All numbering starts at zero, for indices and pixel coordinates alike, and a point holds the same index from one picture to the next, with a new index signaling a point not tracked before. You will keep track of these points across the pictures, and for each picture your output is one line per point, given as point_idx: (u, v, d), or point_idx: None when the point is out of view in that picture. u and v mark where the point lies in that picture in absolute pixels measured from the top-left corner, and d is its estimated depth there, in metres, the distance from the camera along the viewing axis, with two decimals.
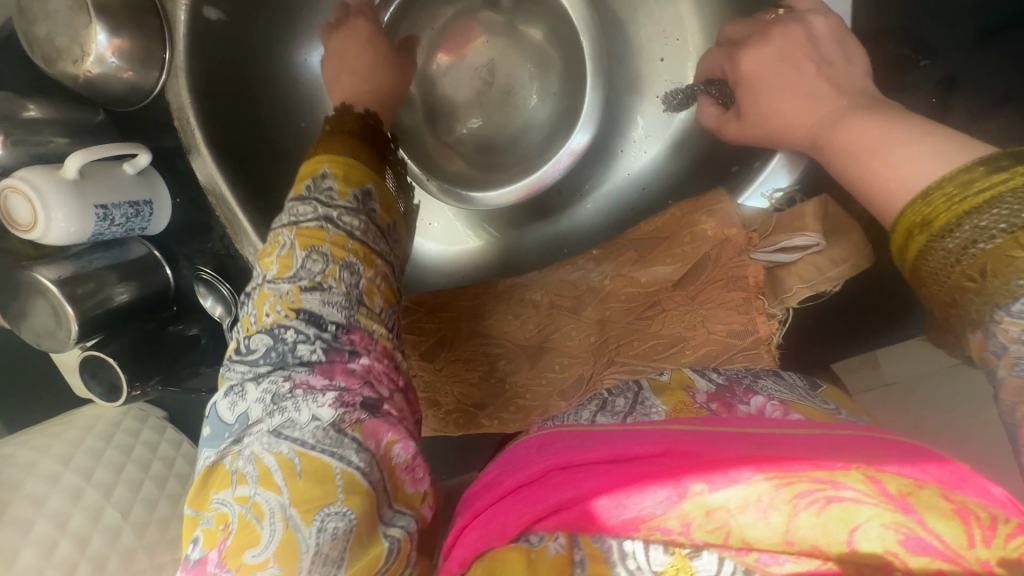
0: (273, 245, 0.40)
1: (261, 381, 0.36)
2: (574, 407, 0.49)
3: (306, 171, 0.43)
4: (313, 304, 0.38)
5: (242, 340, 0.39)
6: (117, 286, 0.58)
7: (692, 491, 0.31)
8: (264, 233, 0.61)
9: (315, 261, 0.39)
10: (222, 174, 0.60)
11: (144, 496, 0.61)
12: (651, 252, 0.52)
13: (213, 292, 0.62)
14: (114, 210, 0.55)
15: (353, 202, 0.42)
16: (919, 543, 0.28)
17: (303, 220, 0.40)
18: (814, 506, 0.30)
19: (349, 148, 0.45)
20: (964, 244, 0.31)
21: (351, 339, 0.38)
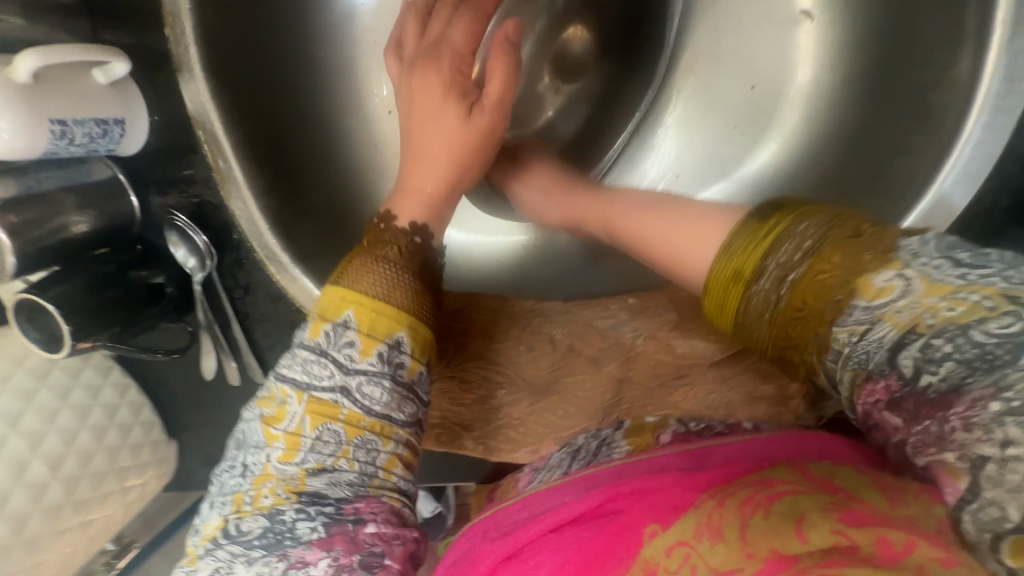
0: (280, 415, 0.37)
1: (252, 564, 0.34)
2: (554, 457, 0.47)
3: (334, 307, 0.38)
4: (316, 487, 0.35)
5: (231, 523, 0.35)
6: (75, 215, 0.49)
7: (648, 536, 0.30)
8: (257, 186, 0.52)
9: (327, 440, 0.36)
10: (216, 106, 0.49)
11: (78, 449, 0.58)
12: (691, 320, 0.49)
13: (186, 242, 0.54)
14: (74, 127, 0.45)
15: (376, 368, 0.37)
16: (856, 516, 0.26)
17: (319, 389, 0.37)
18: (758, 513, 0.28)
19: (393, 280, 0.40)
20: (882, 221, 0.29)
21: (357, 507, 0.35)
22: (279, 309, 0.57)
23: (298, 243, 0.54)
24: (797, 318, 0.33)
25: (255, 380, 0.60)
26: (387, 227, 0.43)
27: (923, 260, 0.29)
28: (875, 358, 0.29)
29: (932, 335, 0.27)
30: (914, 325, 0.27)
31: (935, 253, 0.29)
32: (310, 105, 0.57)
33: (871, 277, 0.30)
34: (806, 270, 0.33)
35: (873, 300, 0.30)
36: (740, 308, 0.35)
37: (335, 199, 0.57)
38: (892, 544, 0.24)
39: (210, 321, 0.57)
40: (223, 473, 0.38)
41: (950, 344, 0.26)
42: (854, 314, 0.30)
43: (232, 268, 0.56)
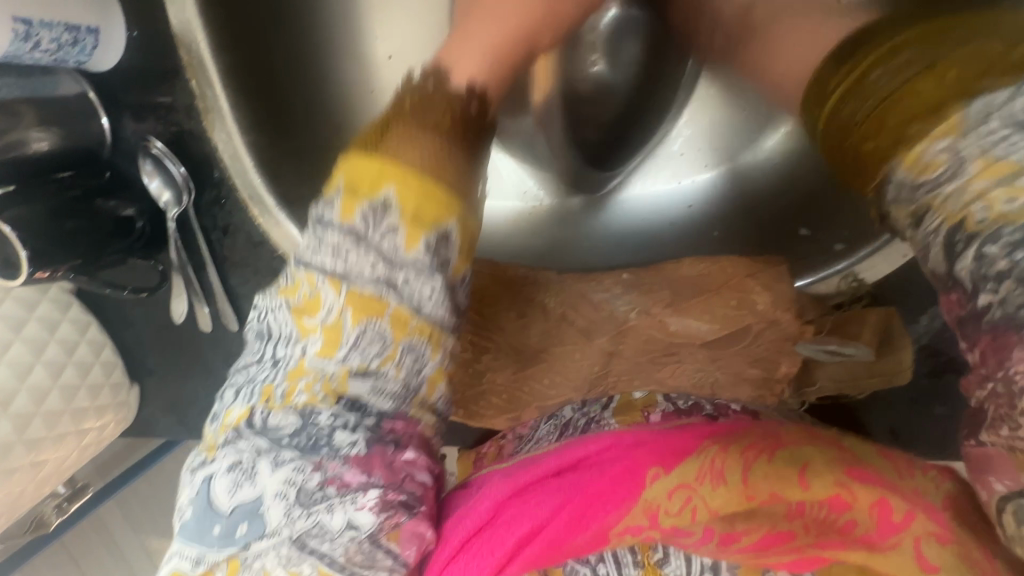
0: (314, 305, 0.33)
1: (281, 466, 0.31)
2: (540, 428, 0.47)
3: (370, 180, 0.34)
4: (360, 389, 0.33)
5: (258, 414, 0.33)
6: (35, 130, 0.45)
7: (649, 479, 0.32)
8: (243, 120, 0.48)
9: (370, 340, 0.33)
10: (201, 24, 0.44)
11: (32, 385, 0.54)
12: (687, 299, 0.47)
13: (162, 173, 0.51)
14: (41, 30, 0.40)
15: (422, 260, 0.33)
16: (862, 474, 0.31)
17: (361, 281, 0.33)
18: (755, 462, 0.32)
19: (436, 153, 0.35)
20: (896, 79, 0.29)
21: (395, 426, 0.33)
22: (260, 255, 0.54)
23: (285, 186, 0.51)
24: (867, 146, 0.29)
25: (229, 328, 0.58)
26: (438, 87, 0.39)
27: (992, 131, 0.25)
28: (933, 250, 0.25)
29: (987, 237, 0.23)
30: (963, 220, 0.24)
31: (1016, 124, 0.24)
32: (305, 39, 0.53)
33: (923, 145, 0.26)
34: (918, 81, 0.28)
35: (920, 173, 0.26)
36: (839, 106, 0.31)
37: (325, 143, 0.54)
38: (859, 528, 0.31)
39: (183, 261, 0.54)
40: (247, 367, 0.35)
41: (1010, 259, 0.22)
42: (923, 160, 0.27)
43: (211, 207, 0.53)
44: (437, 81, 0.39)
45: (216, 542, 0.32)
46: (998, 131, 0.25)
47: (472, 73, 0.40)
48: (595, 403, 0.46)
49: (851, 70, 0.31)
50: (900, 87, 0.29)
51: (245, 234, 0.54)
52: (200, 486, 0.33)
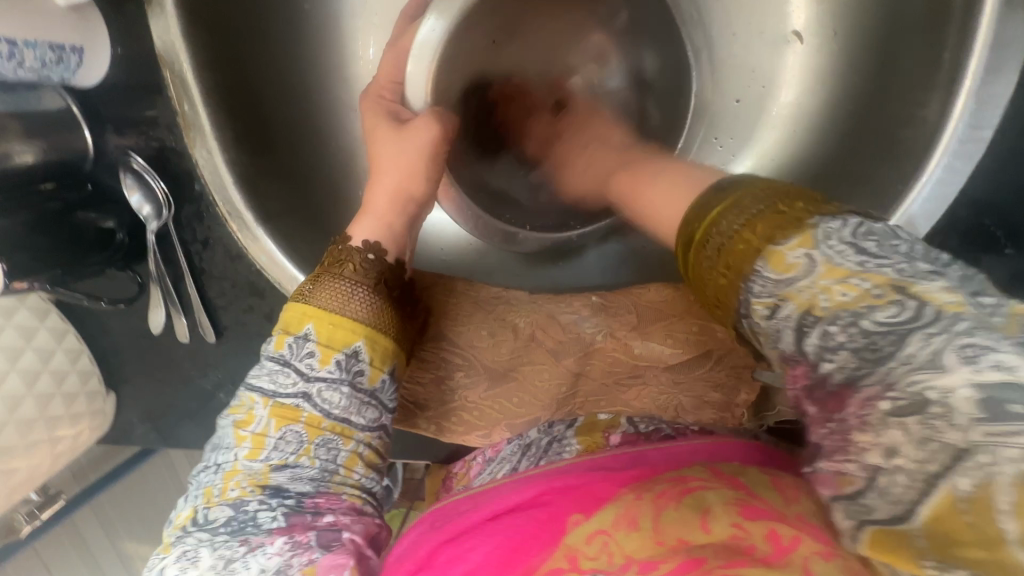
0: (245, 418, 0.36)
1: (216, 548, 0.32)
2: (506, 449, 0.49)
3: (293, 319, 0.37)
4: (280, 480, 0.34)
5: (201, 512, 0.34)
6: (20, 144, 0.45)
7: (570, 524, 0.31)
8: (223, 136, 0.50)
9: (287, 444, 0.35)
10: (185, 46, 0.46)
11: (7, 392, 0.55)
12: (650, 322, 0.48)
13: (142, 188, 0.51)
14: (25, 49, 0.41)
15: (335, 376, 0.36)
16: (752, 510, 0.28)
17: (280, 394, 0.36)
18: (670, 504, 0.30)
19: (349, 295, 0.38)
20: (718, 244, 0.31)
21: (317, 501, 0.34)
22: (238, 269, 0.55)
23: (263, 201, 0.52)
24: (732, 253, 0.30)
25: (206, 339, 0.58)
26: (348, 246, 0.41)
27: (832, 243, 0.27)
28: (784, 338, 0.27)
29: (828, 320, 0.25)
30: (811, 305, 0.26)
31: (850, 230, 0.27)
32: (287, 58, 0.54)
33: (783, 249, 0.28)
34: (745, 234, 0.30)
35: (779, 270, 0.28)
36: (697, 264, 0.32)
37: (306, 163, 0.55)
38: (779, 538, 0.26)
39: (162, 274, 0.55)
40: (196, 470, 0.37)
41: (865, 336, 0.24)
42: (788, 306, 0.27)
43: (191, 221, 0.54)
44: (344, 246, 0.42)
45: None
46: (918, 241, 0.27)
47: (368, 235, 0.43)
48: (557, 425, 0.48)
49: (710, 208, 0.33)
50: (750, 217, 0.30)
51: (223, 248, 0.54)
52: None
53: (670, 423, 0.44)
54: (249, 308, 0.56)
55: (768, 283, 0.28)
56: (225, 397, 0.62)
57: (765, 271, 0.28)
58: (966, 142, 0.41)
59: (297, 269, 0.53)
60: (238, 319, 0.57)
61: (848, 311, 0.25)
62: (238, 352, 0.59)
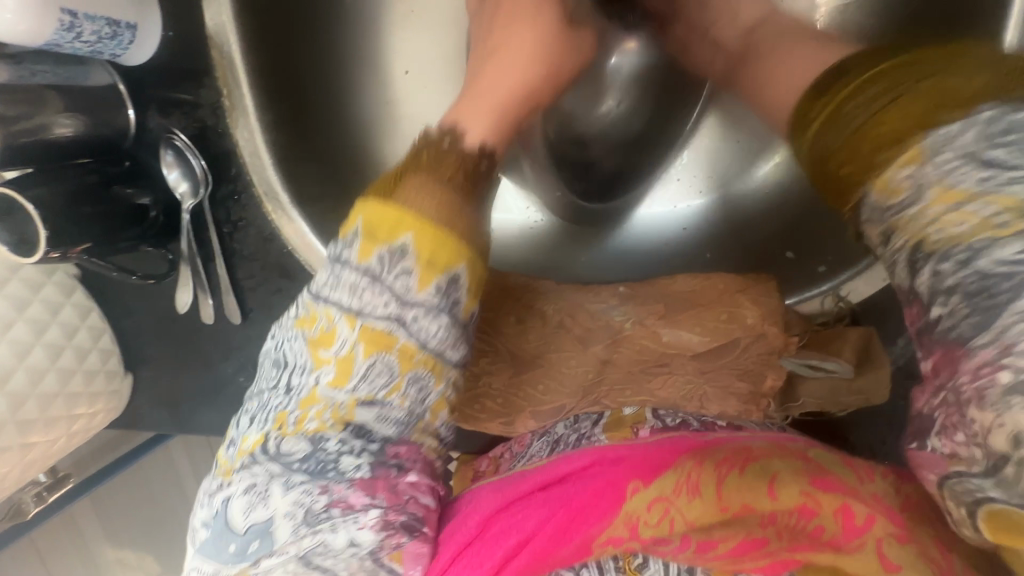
0: (330, 338, 0.36)
1: (291, 488, 0.35)
2: (534, 444, 0.50)
3: (387, 226, 0.36)
4: (365, 416, 0.36)
5: (273, 438, 0.36)
6: (61, 116, 0.46)
7: (631, 491, 0.35)
8: (266, 119, 0.51)
9: (380, 374, 0.36)
10: (235, 28, 0.48)
11: (30, 364, 0.54)
12: (679, 312, 0.49)
13: (181, 164, 0.52)
14: (84, 22, 0.43)
15: (433, 301, 0.36)
16: (826, 482, 0.34)
17: (374, 317, 0.36)
18: (734, 472, 0.35)
19: (447, 206, 0.37)
20: (875, 101, 0.32)
21: (398, 451, 0.36)
22: (269, 251, 0.55)
23: (300, 184, 0.53)
24: (877, 127, 0.31)
25: (232, 321, 0.59)
26: (453, 147, 0.40)
27: (948, 156, 0.28)
28: (901, 266, 0.30)
29: (941, 254, 0.27)
30: (926, 237, 0.28)
31: (978, 130, 0.28)
32: (327, 49, 0.55)
33: (892, 171, 0.30)
34: (913, 100, 0.31)
35: (884, 192, 0.30)
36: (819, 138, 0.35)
37: (343, 149, 0.56)
38: (854, 516, 0.32)
39: (193, 253, 0.55)
40: (261, 394, 0.39)
41: (958, 274, 0.27)
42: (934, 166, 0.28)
43: (225, 201, 0.54)
44: (461, 146, 0.41)
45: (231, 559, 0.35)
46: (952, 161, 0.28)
47: (483, 133, 0.42)
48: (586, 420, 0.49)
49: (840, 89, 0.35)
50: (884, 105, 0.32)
51: (254, 231, 0.55)
52: (217, 510, 0.36)
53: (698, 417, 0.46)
54: (277, 291, 0.57)
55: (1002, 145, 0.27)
56: (246, 381, 0.62)
57: (929, 144, 0.29)
58: None
59: (329, 252, 0.54)
60: (266, 302, 0.57)
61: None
62: (262, 335, 0.59)
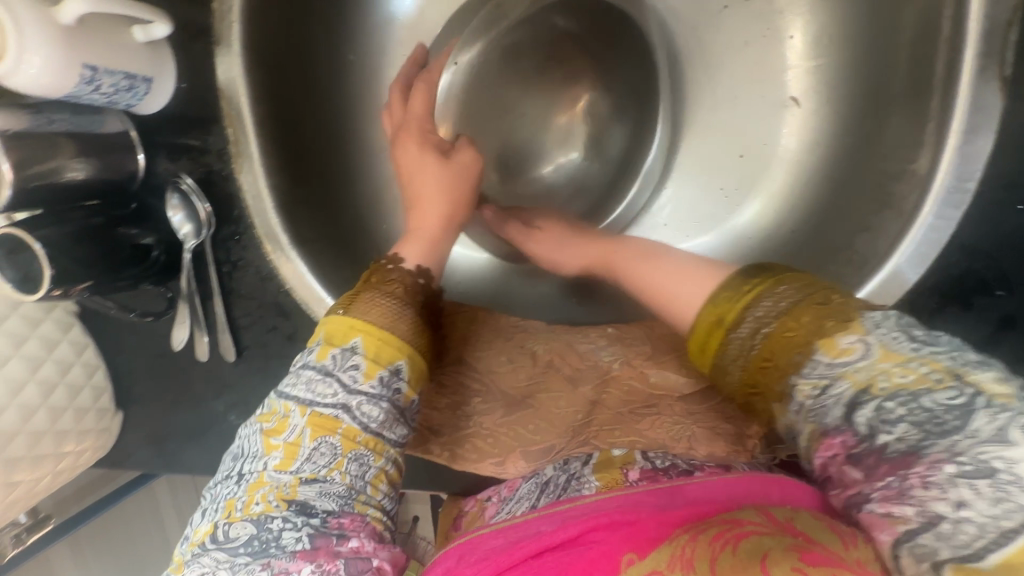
0: (279, 426, 0.39)
1: (235, 570, 0.35)
2: (523, 487, 0.50)
3: (341, 332, 0.41)
4: (307, 495, 0.37)
5: (221, 528, 0.37)
6: (73, 161, 0.48)
7: (624, 564, 0.33)
8: (269, 165, 0.53)
9: (323, 453, 0.38)
10: (245, 81, 0.51)
11: (23, 400, 0.54)
12: (666, 353, 0.50)
13: (187, 207, 0.54)
14: (104, 76, 0.45)
15: (375, 390, 0.40)
16: (814, 556, 0.29)
17: (321, 403, 0.39)
18: (727, 546, 0.32)
19: (394, 313, 0.43)
20: (752, 331, 0.37)
21: (342, 522, 0.37)
22: (266, 290, 0.57)
23: (300, 226, 0.55)
24: (766, 365, 0.36)
25: (226, 360, 0.59)
26: (397, 270, 0.47)
27: (882, 331, 0.33)
28: (833, 412, 0.32)
29: (885, 397, 0.31)
30: (868, 386, 0.31)
31: (895, 327, 0.33)
32: (329, 101, 0.58)
33: (837, 337, 0.33)
34: (779, 327, 0.36)
35: (837, 356, 0.33)
36: (718, 354, 0.39)
37: (339, 193, 0.58)
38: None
39: (192, 292, 0.57)
40: (214, 488, 0.40)
41: (903, 408, 0.30)
42: (814, 373, 0.33)
43: (226, 242, 0.56)
44: (394, 265, 0.48)
45: None
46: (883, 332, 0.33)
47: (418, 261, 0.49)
48: (575, 459, 0.50)
49: (741, 293, 0.38)
50: (781, 309, 0.36)
51: (252, 272, 0.56)
52: None
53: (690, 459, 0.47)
54: (271, 329, 0.58)
55: (832, 397, 0.32)
56: (236, 420, 0.62)
57: (808, 386, 0.34)
58: (954, 191, 0.44)
59: (325, 290, 0.55)
60: (260, 340, 0.58)
61: (907, 391, 0.30)
62: (255, 373, 0.59)
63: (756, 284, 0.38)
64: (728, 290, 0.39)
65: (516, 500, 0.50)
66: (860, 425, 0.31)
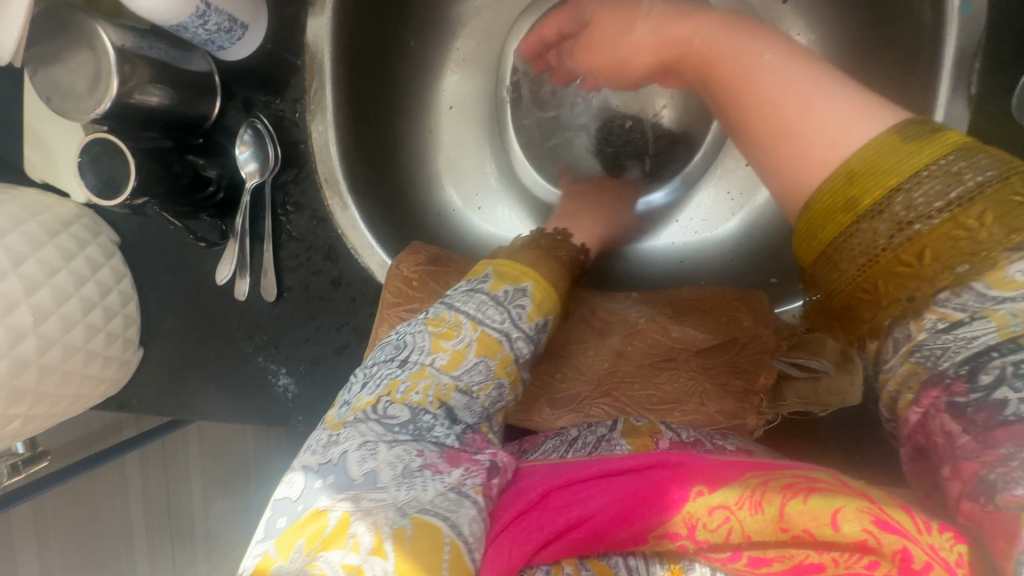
0: (451, 333, 0.46)
1: (395, 447, 0.39)
2: (546, 444, 0.52)
3: (546, 301, 0.50)
4: (456, 402, 0.43)
5: (383, 403, 0.42)
6: (152, 86, 0.51)
7: (693, 494, 0.37)
8: (340, 118, 0.58)
9: (478, 371, 0.45)
10: (331, 41, 0.57)
11: (65, 312, 0.53)
12: (685, 313, 0.56)
13: (256, 146, 0.58)
14: (213, 14, 0.50)
15: (531, 330, 0.48)
16: (885, 521, 0.31)
17: (490, 326, 0.46)
18: (798, 496, 0.34)
19: (559, 275, 0.54)
20: (902, 222, 0.33)
21: (473, 437, 0.43)
22: (319, 233, 0.60)
23: (357, 178, 0.60)
24: (880, 264, 0.34)
25: (265, 300, 0.62)
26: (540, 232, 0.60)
27: None
28: (953, 355, 0.31)
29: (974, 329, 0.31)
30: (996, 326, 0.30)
31: None
32: (394, 75, 0.64)
33: (1004, 266, 0.31)
34: (942, 220, 0.32)
35: (995, 287, 0.31)
36: (842, 239, 0.35)
37: (393, 155, 0.65)
38: (912, 560, 0.30)
39: (245, 229, 0.59)
40: (375, 368, 0.45)
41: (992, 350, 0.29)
42: (969, 295, 0.31)
43: (285, 186, 0.60)
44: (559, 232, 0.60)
45: (328, 490, 0.36)
46: None
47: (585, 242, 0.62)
48: (601, 425, 0.52)
49: (900, 161, 0.33)
50: (950, 199, 0.32)
51: (305, 216, 0.60)
52: (333, 458, 0.38)
53: (714, 440, 0.49)
54: (316, 272, 0.61)
55: (959, 339, 0.31)
56: (263, 361, 0.63)
57: (935, 316, 0.32)
58: None
59: (375, 240, 0.60)
60: (302, 283, 0.61)
61: None
62: (293, 316, 0.62)
63: (926, 148, 0.33)
64: (873, 153, 0.34)
65: (536, 452, 0.51)
66: (987, 373, 0.29)
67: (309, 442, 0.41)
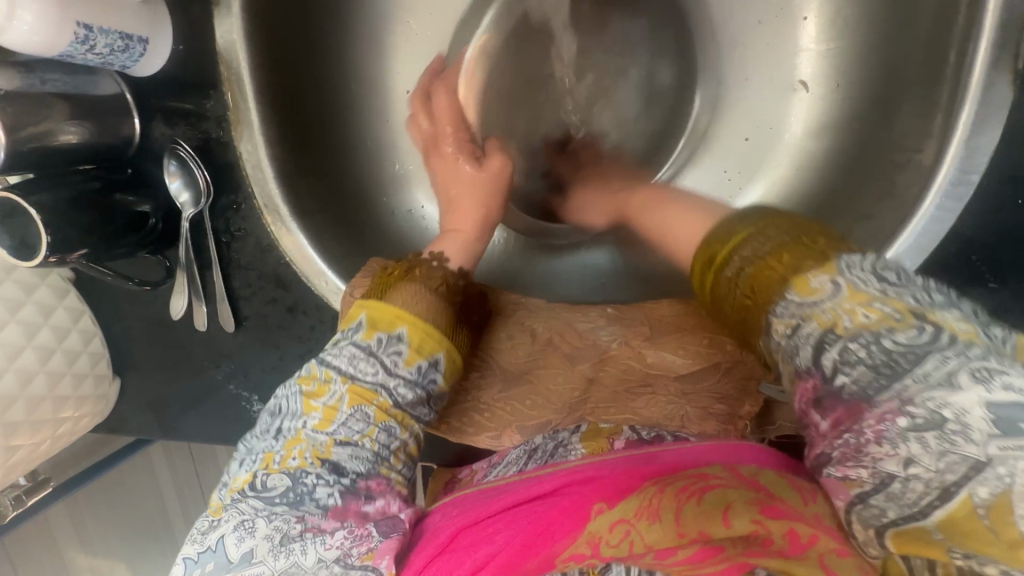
0: (320, 389, 0.41)
1: (271, 519, 0.37)
2: (511, 454, 0.52)
3: (386, 319, 0.42)
4: (339, 457, 0.39)
5: (259, 478, 0.38)
6: (66, 124, 0.47)
7: (593, 513, 0.36)
8: (270, 134, 0.52)
9: (355, 421, 0.40)
10: (244, 45, 0.49)
11: (22, 365, 0.54)
12: (663, 334, 0.51)
13: (185, 174, 0.53)
14: (98, 35, 0.45)
15: (411, 377, 0.41)
16: (774, 510, 0.31)
17: (362, 379, 0.40)
18: (693, 498, 0.34)
19: (419, 302, 0.44)
20: (736, 276, 0.36)
21: (369, 484, 0.39)
22: (266, 261, 0.56)
23: (301, 199, 0.54)
24: (748, 304, 0.35)
25: (226, 329, 0.59)
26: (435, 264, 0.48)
27: (855, 273, 0.31)
28: (802, 354, 0.31)
29: (848, 339, 0.29)
30: (834, 326, 0.30)
31: (869, 267, 0.32)
32: (329, 66, 0.56)
33: (809, 277, 0.32)
34: (769, 268, 0.34)
35: (805, 296, 0.32)
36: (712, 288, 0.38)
37: (340, 165, 0.58)
38: (800, 537, 0.30)
39: (190, 261, 0.56)
40: (252, 437, 0.42)
41: (866, 351, 0.28)
42: (785, 310, 0.32)
43: (225, 212, 0.55)
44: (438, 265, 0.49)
45: (221, 568, 0.36)
46: (864, 269, 0.31)
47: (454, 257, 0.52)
48: (562, 431, 0.51)
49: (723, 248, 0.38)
50: (768, 254, 0.35)
51: (254, 241, 0.56)
52: (210, 546, 0.37)
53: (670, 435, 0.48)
54: (272, 300, 0.58)
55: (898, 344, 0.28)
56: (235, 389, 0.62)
57: (783, 326, 0.32)
58: (956, 185, 0.43)
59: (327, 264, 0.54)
60: (261, 311, 0.58)
61: (869, 332, 0.29)
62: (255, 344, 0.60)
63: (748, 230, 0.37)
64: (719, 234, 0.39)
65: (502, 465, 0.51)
66: (825, 364, 0.29)
67: (191, 533, 0.39)
